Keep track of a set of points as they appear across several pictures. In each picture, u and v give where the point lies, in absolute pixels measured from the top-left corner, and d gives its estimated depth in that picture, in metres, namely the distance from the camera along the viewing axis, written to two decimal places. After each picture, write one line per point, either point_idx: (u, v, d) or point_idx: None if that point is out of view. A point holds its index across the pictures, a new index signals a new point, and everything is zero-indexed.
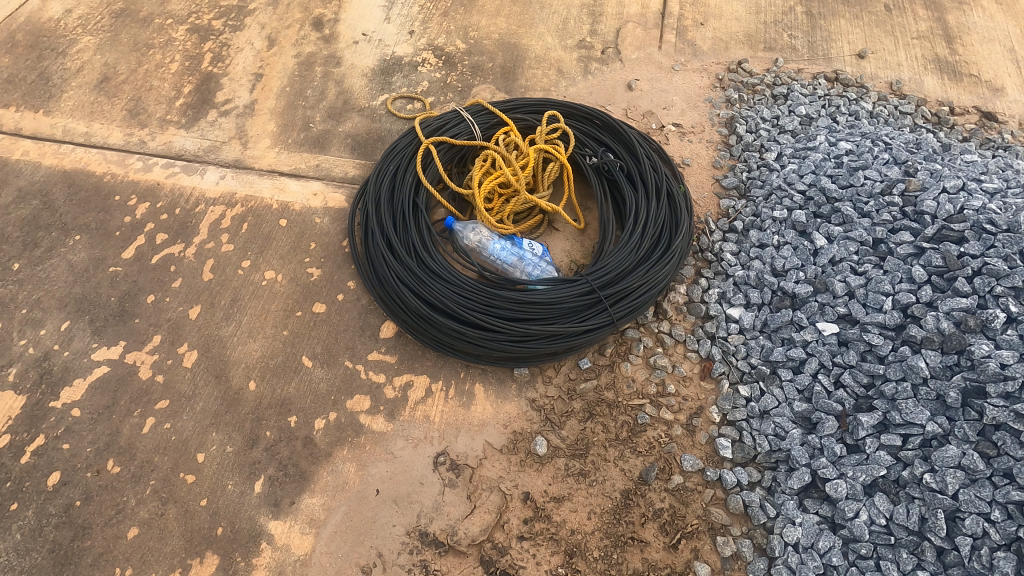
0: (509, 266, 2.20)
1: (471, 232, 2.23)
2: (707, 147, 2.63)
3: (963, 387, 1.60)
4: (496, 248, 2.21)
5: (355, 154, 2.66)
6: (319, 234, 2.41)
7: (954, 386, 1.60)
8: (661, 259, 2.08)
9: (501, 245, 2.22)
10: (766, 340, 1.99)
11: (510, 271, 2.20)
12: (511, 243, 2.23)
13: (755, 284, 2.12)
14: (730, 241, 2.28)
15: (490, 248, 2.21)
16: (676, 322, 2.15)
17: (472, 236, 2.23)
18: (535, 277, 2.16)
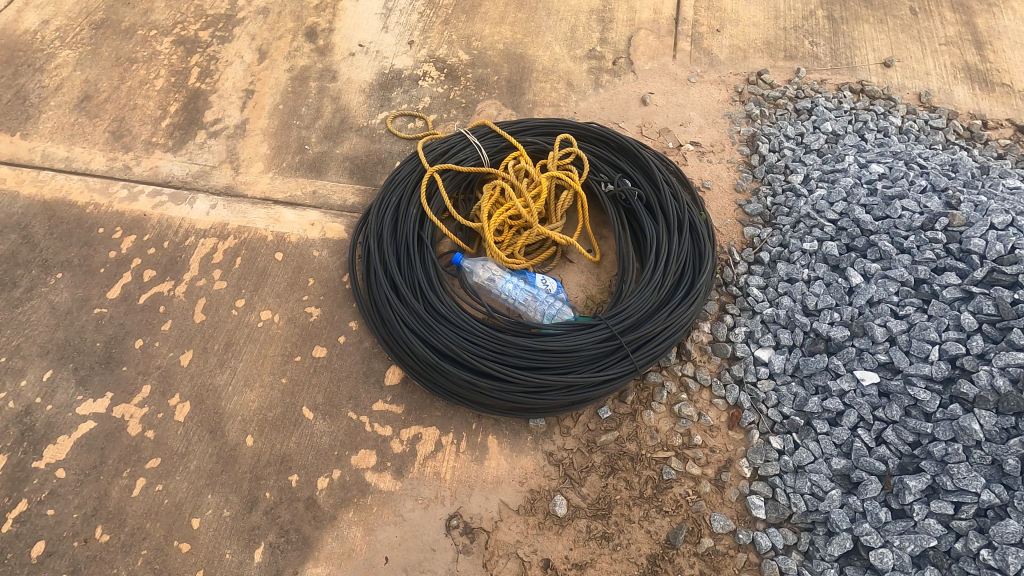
0: (522, 305, 2.06)
1: (479, 268, 2.10)
2: (728, 168, 2.48)
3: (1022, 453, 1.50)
4: (507, 285, 2.08)
5: (354, 179, 2.51)
6: (318, 268, 2.26)
7: (1013, 452, 1.50)
8: (685, 301, 1.94)
9: (512, 282, 2.08)
10: (799, 387, 1.86)
11: (523, 310, 2.06)
12: (523, 280, 2.09)
13: (785, 323, 1.99)
14: (756, 274, 2.15)
15: (501, 286, 2.07)
16: (701, 364, 2.02)
17: (481, 273, 2.10)
18: (549, 316, 2.03)
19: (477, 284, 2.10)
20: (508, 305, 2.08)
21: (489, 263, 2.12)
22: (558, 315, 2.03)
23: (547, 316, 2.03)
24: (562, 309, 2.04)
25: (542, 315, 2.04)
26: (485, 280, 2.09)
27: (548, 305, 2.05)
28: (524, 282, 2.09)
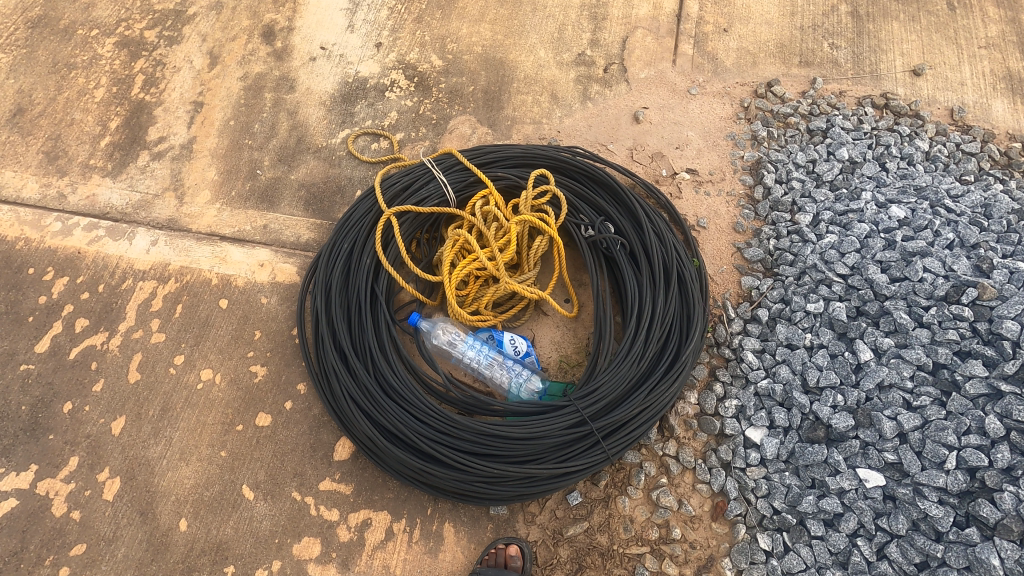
0: (488, 371, 1.86)
1: (436, 332, 1.89)
2: (728, 202, 2.20)
3: None
4: (469, 349, 1.87)
5: (309, 211, 2.26)
6: (266, 319, 2.05)
7: None
8: (665, 378, 1.71)
9: (474, 344, 1.87)
10: (792, 478, 1.65)
11: (491, 376, 1.86)
12: (487, 340, 1.88)
13: (781, 400, 1.76)
14: (752, 336, 1.90)
15: (463, 350, 1.87)
16: (685, 441, 1.80)
17: (438, 338, 1.88)
18: (516, 384, 1.82)
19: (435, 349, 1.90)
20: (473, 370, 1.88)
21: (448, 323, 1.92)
22: (528, 383, 1.82)
23: (516, 385, 1.82)
24: (531, 376, 1.83)
25: (511, 382, 1.83)
26: (444, 345, 1.88)
27: (517, 370, 1.84)
28: (489, 342, 1.88)
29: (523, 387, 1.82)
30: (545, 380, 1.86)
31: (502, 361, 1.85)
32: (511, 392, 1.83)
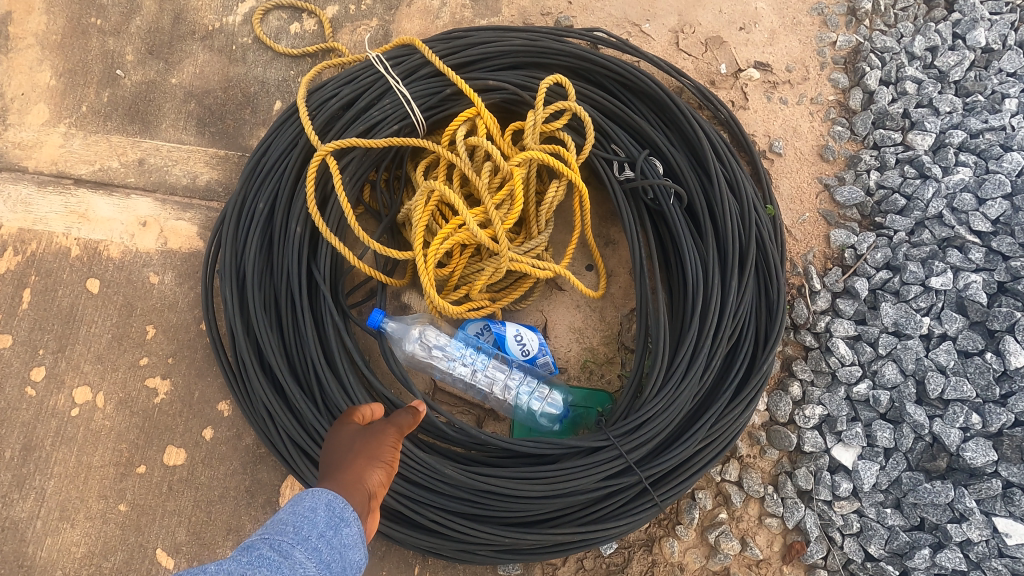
0: (489, 386, 1.33)
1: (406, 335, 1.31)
2: (812, 113, 1.55)
3: None
4: (457, 357, 1.33)
5: (206, 137, 1.53)
6: (159, 307, 1.42)
7: None
8: (737, 399, 1.22)
9: (463, 347, 1.33)
10: (897, 518, 1.26)
11: (492, 391, 1.34)
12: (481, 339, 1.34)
13: (886, 412, 1.31)
14: (845, 316, 1.39)
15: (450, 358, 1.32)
16: (749, 461, 1.37)
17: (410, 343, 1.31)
18: (528, 402, 1.31)
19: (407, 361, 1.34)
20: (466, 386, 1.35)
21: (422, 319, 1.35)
22: (546, 399, 1.32)
23: (530, 404, 1.31)
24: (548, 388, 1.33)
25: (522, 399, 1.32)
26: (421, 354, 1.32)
27: (529, 380, 1.33)
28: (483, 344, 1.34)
29: (540, 404, 1.32)
30: (566, 390, 1.34)
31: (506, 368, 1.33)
32: (524, 414, 1.32)
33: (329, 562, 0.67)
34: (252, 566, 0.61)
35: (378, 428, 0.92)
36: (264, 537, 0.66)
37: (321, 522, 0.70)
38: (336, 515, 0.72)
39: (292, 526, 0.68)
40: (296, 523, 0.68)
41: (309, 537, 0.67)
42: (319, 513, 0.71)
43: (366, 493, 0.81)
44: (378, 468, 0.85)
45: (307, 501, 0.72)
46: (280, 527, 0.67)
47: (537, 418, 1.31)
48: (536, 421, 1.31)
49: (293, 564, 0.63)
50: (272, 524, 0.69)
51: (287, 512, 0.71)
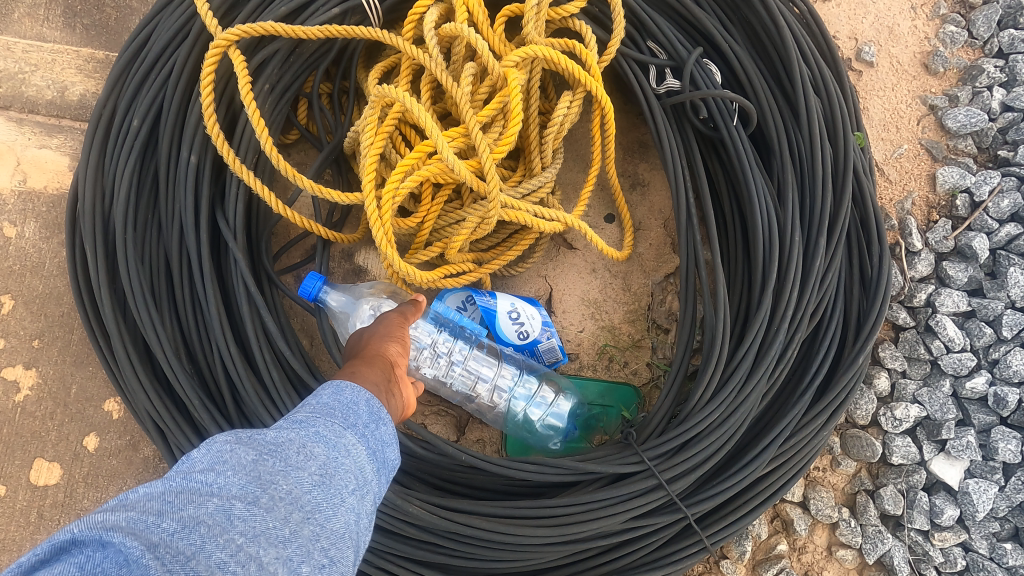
0: (472, 386, 0.98)
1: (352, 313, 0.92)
2: (913, 7, 1.14)
3: None
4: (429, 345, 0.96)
5: (77, 32, 1.09)
6: (16, 269, 1.03)
7: None
8: (818, 403, 0.88)
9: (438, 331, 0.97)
10: (1020, 557, 0.95)
11: (476, 395, 0.98)
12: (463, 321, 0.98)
13: (1008, 416, 0.98)
14: (957, 285, 1.03)
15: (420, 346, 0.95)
16: (818, 476, 1.03)
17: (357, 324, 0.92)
18: (526, 407, 0.97)
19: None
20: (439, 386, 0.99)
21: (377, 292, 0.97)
22: (552, 406, 0.97)
23: (529, 412, 0.97)
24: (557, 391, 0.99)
25: (518, 406, 0.97)
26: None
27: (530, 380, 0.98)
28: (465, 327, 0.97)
29: (541, 411, 0.97)
30: (575, 389, 1.00)
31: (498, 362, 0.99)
32: (519, 426, 0.97)
33: (380, 453, 0.51)
34: (312, 440, 0.46)
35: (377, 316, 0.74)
36: (312, 413, 0.49)
37: (367, 411, 0.52)
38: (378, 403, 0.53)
39: (340, 410, 0.51)
40: (347, 400, 0.52)
41: (358, 421, 0.51)
42: (361, 400, 0.52)
43: (390, 366, 0.63)
44: (396, 341, 0.68)
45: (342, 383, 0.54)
46: (326, 407, 0.51)
47: (536, 433, 0.97)
48: (535, 437, 0.97)
49: (350, 444, 0.48)
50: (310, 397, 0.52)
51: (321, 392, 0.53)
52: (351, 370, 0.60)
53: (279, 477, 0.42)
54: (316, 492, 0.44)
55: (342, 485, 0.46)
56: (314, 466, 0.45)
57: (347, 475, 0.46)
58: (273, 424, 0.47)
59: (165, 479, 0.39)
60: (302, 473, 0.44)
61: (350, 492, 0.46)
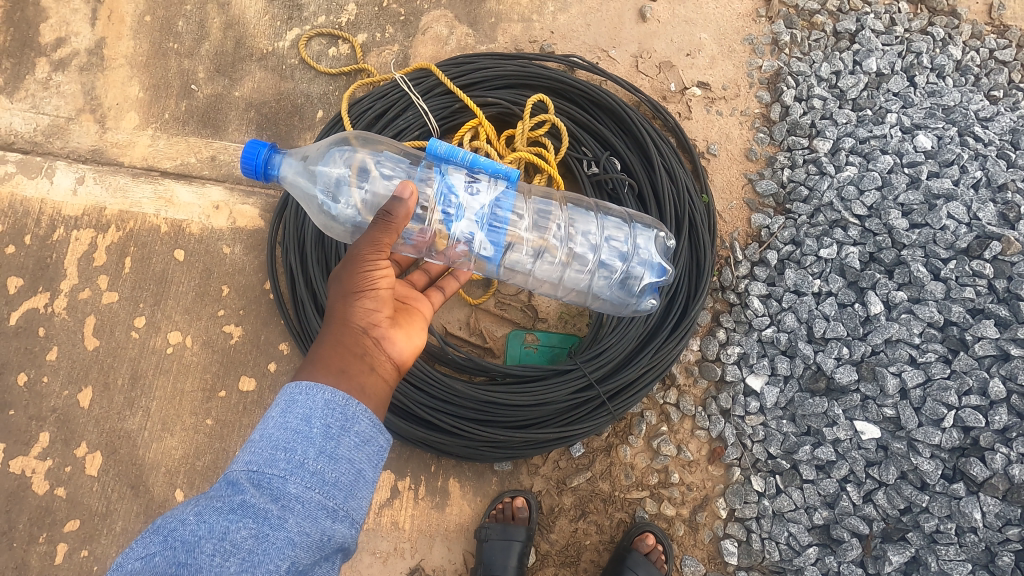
0: (560, 253, 1.57)
1: (304, 172, 1.42)
2: (741, 123, 1.97)
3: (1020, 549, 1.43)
4: (449, 204, 1.48)
5: (263, 138, 1.93)
6: (230, 271, 1.83)
7: (1010, 547, 1.42)
8: (671, 336, 1.66)
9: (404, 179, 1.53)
10: (790, 426, 1.68)
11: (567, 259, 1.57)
12: (387, 165, 1.54)
13: (784, 349, 1.73)
14: (760, 279, 1.81)
15: (357, 185, 1.46)
16: (685, 388, 1.79)
17: (312, 182, 1.43)
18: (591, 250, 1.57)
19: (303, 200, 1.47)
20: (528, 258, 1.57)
21: (318, 152, 1.47)
22: (635, 260, 1.57)
23: (616, 267, 1.56)
24: (633, 250, 1.59)
25: (609, 265, 1.57)
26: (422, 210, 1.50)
27: (608, 243, 1.58)
28: (476, 179, 1.47)
29: (623, 263, 1.57)
30: (632, 238, 1.62)
31: (560, 222, 1.60)
32: (614, 281, 1.59)
33: (322, 483, 0.93)
34: (249, 521, 0.89)
35: (348, 274, 1.16)
36: (260, 487, 0.91)
37: (316, 443, 0.94)
38: (327, 430, 0.96)
39: (284, 460, 0.92)
40: (288, 440, 0.93)
41: (304, 467, 0.92)
42: (316, 436, 0.95)
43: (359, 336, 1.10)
44: (360, 310, 1.12)
45: (306, 410, 0.96)
46: (274, 457, 0.92)
47: (630, 284, 1.59)
48: (628, 287, 1.59)
49: (277, 518, 0.90)
50: (265, 438, 0.94)
51: (291, 423, 0.95)
52: (329, 357, 1.04)
53: (210, 565, 0.87)
54: (239, 567, 0.88)
55: (267, 544, 0.89)
56: (242, 545, 0.88)
57: (270, 542, 0.89)
58: (233, 507, 0.90)
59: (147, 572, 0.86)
60: (229, 554, 0.88)
61: (273, 552, 0.89)
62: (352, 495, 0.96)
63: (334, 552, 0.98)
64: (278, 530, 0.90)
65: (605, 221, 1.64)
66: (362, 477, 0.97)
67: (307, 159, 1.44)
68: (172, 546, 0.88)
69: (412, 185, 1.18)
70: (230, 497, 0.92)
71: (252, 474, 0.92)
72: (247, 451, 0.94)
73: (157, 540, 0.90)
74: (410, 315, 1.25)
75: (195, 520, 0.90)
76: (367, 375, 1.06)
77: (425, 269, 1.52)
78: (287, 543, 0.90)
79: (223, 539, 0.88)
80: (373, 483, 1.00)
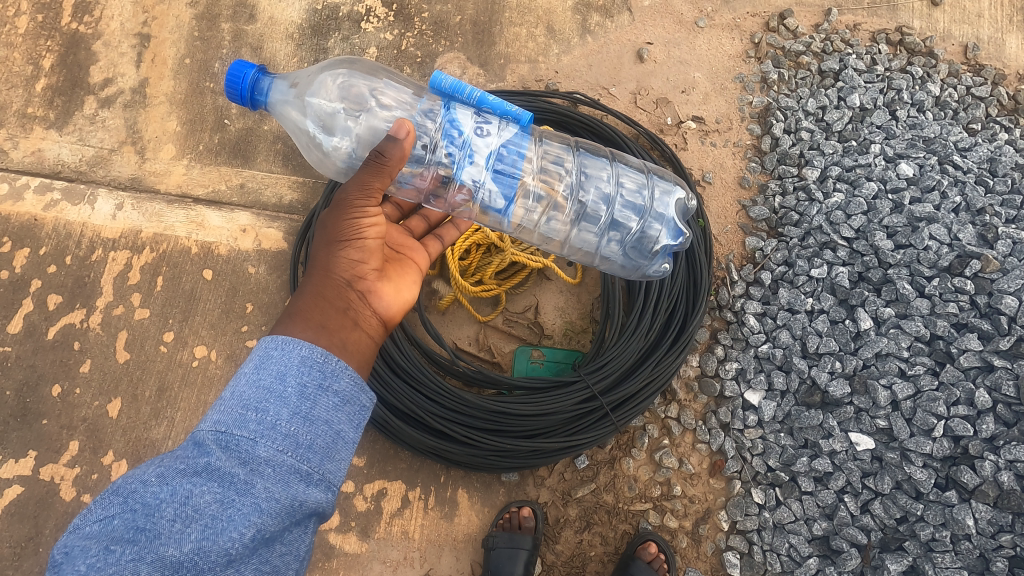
0: (571, 208, 1.64)
1: (294, 102, 1.44)
2: (734, 153, 2.11)
3: (1012, 554, 1.49)
4: (459, 146, 1.49)
5: (289, 168, 2.08)
6: (255, 290, 1.95)
7: (1003, 552, 1.49)
8: (672, 348, 1.76)
9: (397, 111, 1.56)
10: (787, 439, 1.74)
11: (582, 212, 1.65)
12: (378, 94, 1.56)
13: (780, 364, 1.80)
14: (755, 298, 1.90)
15: (348, 115, 1.48)
16: (686, 403, 1.86)
17: (302, 112, 1.46)
18: (602, 203, 1.65)
19: (295, 131, 1.51)
20: (542, 209, 1.64)
21: (306, 80, 1.49)
22: (651, 219, 1.66)
23: (631, 223, 1.64)
24: (647, 207, 1.68)
25: (625, 221, 1.65)
26: (421, 149, 1.53)
27: (622, 198, 1.66)
28: (485, 121, 1.49)
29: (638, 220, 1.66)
30: (637, 192, 1.69)
31: (567, 176, 1.66)
32: (628, 239, 1.67)
33: (292, 445, 0.96)
34: (212, 486, 0.93)
35: (334, 226, 1.24)
36: (225, 452, 0.94)
37: (289, 406, 0.97)
38: (300, 392, 0.99)
39: (253, 422, 0.95)
40: (259, 400, 0.97)
41: (273, 431, 0.95)
42: (289, 397, 0.98)
43: (343, 287, 1.19)
44: (344, 263, 1.21)
45: (282, 371, 1.00)
46: (243, 419, 0.95)
47: (645, 245, 1.67)
48: (643, 245, 1.67)
49: (242, 481, 0.93)
50: (235, 397, 0.97)
51: (267, 381, 0.99)
52: (313, 307, 1.12)
53: (168, 529, 0.90)
54: (200, 531, 0.91)
55: (230, 508, 0.92)
56: (206, 508, 0.92)
57: (233, 507, 0.92)
58: (196, 473, 0.94)
59: (104, 536, 0.91)
60: (192, 516, 0.91)
61: (236, 516, 0.92)
62: (327, 459, 0.99)
63: (308, 519, 1.01)
64: (244, 495, 0.93)
65: (610, 177, 1.71)
66: (340, 438, 1.01)
67: (296, 87, 1.47)
68: (132, 509, 0.93)
69: (409, 122, 1.25)
70: (195, 460, 0.95)
71: (219, 436, 0.95)
72: (215, 412, 0.97)
73: (117, 502, 0.94)
74: (395, 267, 1.35)
75: (157, 483, 0.95)
76: (348, 331, 1.13)
77: (425, 215, 1.59)
78: (253, 510, 0.93)
79: (185, 503, 0.92)
80: (352, 445, 1.04)
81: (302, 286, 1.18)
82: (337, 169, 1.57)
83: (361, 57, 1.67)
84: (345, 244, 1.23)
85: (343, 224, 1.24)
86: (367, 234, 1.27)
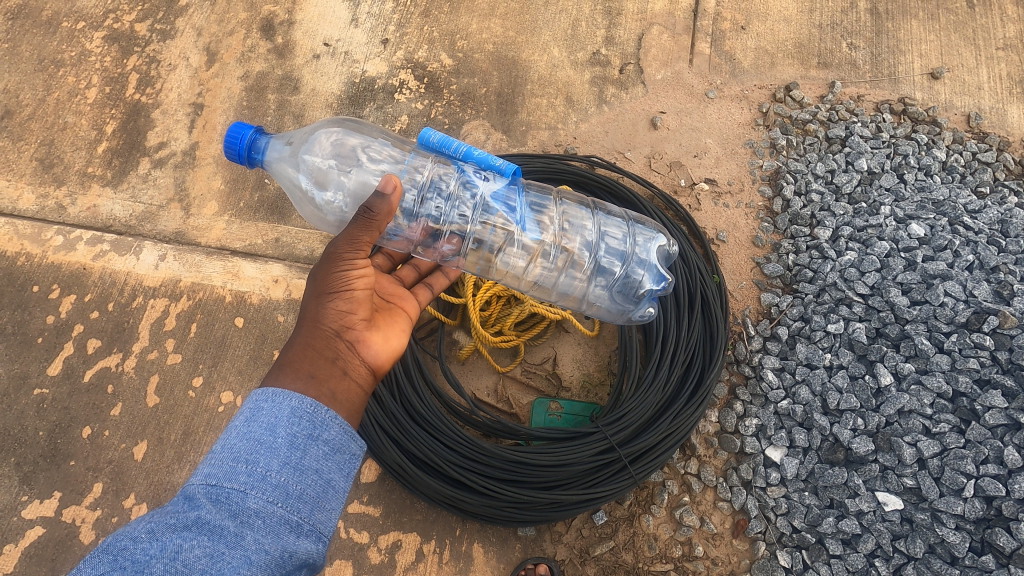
0: (557, 255, 1.71)
1: (289, 159, 1.56)
2: (747, 214, 2.18)
3: None
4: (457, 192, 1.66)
5: None
6: (282, 338, 2.02)
7: None
8: (690, 401, 1.76)
9: (384, 165, 1.67)
10: (812, 498, 1.70)
11: (568, 259, 1.72)
12: (372, 153, 1.68)
13: (801, 420, 1.79)
14: (773, 353, 1.91)
15: (341, 172, 1.59)
16: (706, 459, 1.83)
17: (296, 168, 1.57)
18: (586, 249, 1.73)
19: (289, 187, 1.62)
20: (529, 257, 1.72)
21: (300, 140, 1.62)
22: (635, 264, 1.74)
23: (615, 268, 1.72)
24: (629, 252, 1.77)
25: (611, 267, 1.72)
26: (411, 202, 1.63)
27: (606, 245, 1.75)
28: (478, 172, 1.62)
29: (622, 266, 1.73)
30: (619, 240, 1.78)
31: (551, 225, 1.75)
32: (613, 283, 1.74)
33: (282, 494, 0.96)
34: (204, 539, 0.90)
35: (321, 278, 1.28)
36: (217, 504, 0.93)
37: (280, 455, 0.99)
38: (291, 441, 1.01)
39: (244, 473, 0.95)
40: (250, 452, 0.97)
41: (265, 480, 0.96)
42: (281, 447, 1.00)
43: (330, 337, 1.22)
44: (332, 314, 1.24)
45: (274, 424, 1.02)
46: (234, 470, 0.95)
47: (631, 289, 1.74)
48: (629, 289, 1.73)
49: (233, 533, 0.91)
50: (226, 450, 0.98)
51: (259, 432, 1.00)
52: (301, 359, 1.14)
53: None
54: None
55: (219, 561, 0.89)
56: (195, 563, 0.88)
57: (224, 559, 0.90)
58: (186, 527, 0.91)
59: None
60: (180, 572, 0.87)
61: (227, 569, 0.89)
62: (319, 508, 1.00)
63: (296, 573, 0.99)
64: (234, 548, 0.91)
65: (592, 226, 1.80)
66: (331, 487, 1.03)
67: (291, 145, 1.59)
68: (120, 566, 0.86)
69: (397, 180, 1.29)
70: (185, 514, 0.93)
71: (210, 489, 0.94)
72: (206, 465, 0.97)
73: (106, 560, 0.87)
74: (382, 317, 1.38)
75: (146, 539, 0.89)
76: (336, 380, 1.15)
77: (415, 265, 1.64)
78: (243, 562, 0.91)
79: (174, 559, 0.87)
80: (341, 495, 1.05)
81: (291, 337, 1.20)
82: (329, 222, 1.66)
83: (351, 119, 1.81)
84: (334, 295, 1.26)
85: (333, 275, 1.28)
86: (355, 286, 1.30)
